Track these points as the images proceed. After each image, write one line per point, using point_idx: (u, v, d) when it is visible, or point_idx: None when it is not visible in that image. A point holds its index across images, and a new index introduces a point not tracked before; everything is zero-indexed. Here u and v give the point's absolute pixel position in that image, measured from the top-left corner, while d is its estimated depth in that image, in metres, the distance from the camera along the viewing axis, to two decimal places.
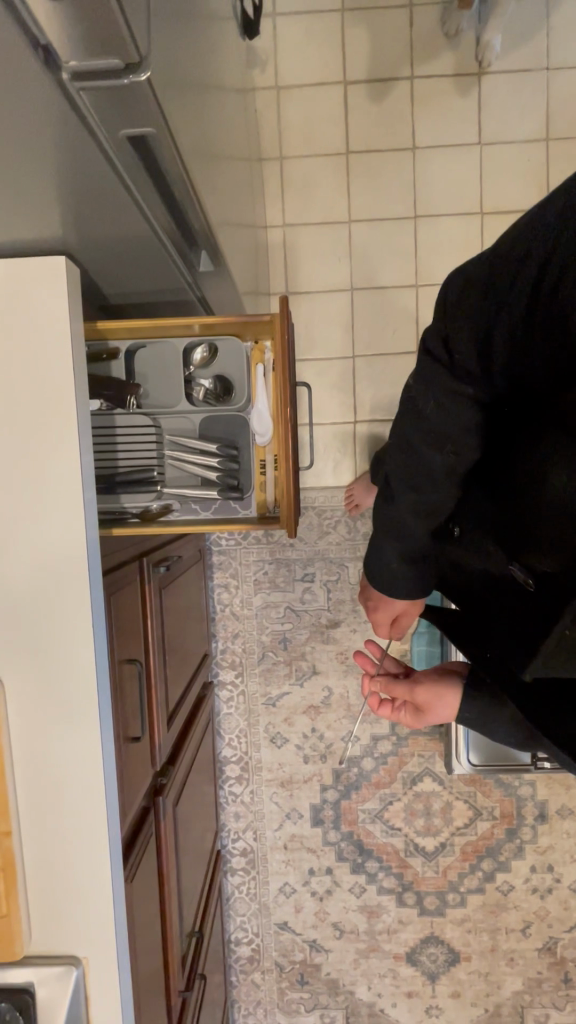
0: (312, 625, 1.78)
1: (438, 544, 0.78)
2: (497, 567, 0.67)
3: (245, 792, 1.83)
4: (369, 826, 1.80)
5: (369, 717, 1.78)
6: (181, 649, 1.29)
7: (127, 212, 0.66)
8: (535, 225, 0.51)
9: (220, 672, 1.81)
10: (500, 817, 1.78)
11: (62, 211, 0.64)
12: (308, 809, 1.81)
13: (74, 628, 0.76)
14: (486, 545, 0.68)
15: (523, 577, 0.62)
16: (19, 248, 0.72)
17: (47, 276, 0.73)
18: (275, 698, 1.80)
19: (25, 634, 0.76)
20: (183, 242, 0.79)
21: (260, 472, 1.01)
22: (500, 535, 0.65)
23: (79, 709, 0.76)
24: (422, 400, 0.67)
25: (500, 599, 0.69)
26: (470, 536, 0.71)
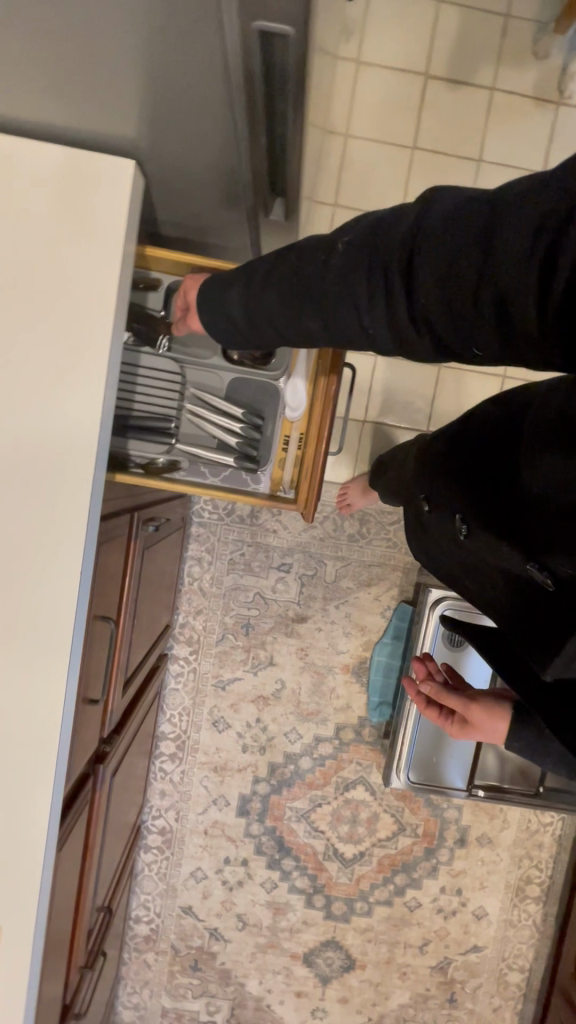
0: (278, 615, 1.74)
1: (449, 541, 0.78)
2: (512, 569, 0.65)
3: (176, 771, 1.78)
4: (293, 824, 1.79)
5: (316, 716, 1.76)
6: (148, 615, 1.22)
7: (218, 123, 0.62)
8: (558, 181, 0.45)
9: (173, 645, 1.74)
10: (422, 835, 1.80)
11: (144, 99, 0.59)
12: (235, 798, 1.78)
13: (61, 556, 0.70)
14: (493, 544, 0.67)
15: (540, 577, 0.59)
16: (84, 135, 0.67)
17: (108, 191, 0.68)
18: (226, 681, 1.75)
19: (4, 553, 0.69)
20: (264, 157, 0.73)
21: (281, 448, 0.96)
22: (513, 540, 0.63)
23: (50, 644, 0.70)
24: (342, 289, 0.59)
25: (514, 600, 0.66)
26: (477, 537, 0.70)
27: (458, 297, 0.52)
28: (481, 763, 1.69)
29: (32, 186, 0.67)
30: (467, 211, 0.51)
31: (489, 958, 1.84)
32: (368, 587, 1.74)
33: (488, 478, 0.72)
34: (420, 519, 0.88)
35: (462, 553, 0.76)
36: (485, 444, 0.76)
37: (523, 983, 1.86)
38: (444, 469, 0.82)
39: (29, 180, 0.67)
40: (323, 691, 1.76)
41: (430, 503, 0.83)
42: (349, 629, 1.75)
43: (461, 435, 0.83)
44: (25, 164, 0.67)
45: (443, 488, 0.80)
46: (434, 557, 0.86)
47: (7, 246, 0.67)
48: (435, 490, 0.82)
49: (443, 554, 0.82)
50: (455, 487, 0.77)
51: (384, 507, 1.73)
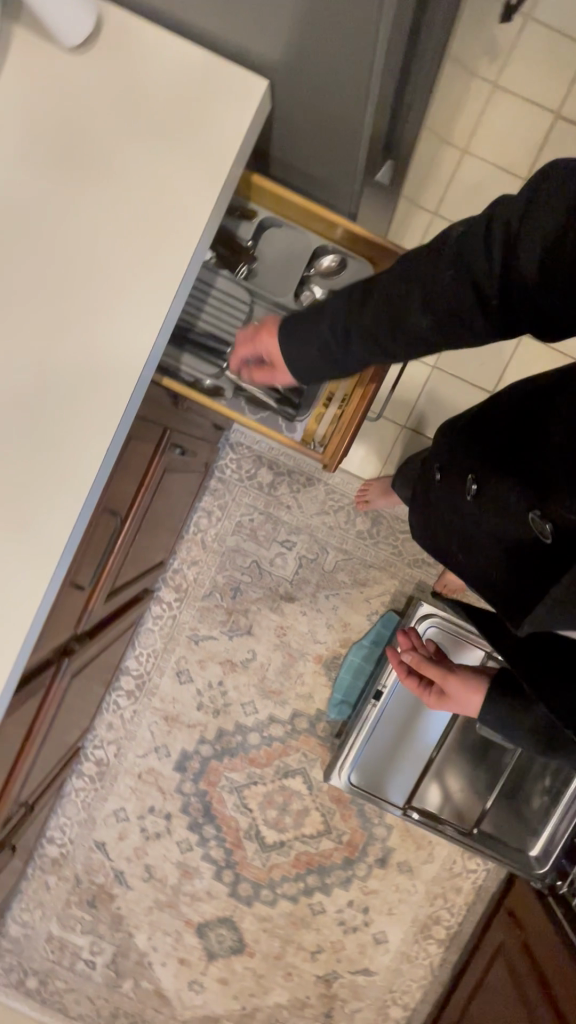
0: (268, 588, 1.75)
1: (457, 505, 0.86)
2: (513, 529, 0.73)
3: (128, 708, 1.79)
4: (224, 794, 1.79)
5: (276, 696, 1.77)
6: (148, 539, 1.25)
7: (357, 56, 0.64)
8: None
9: (161, 587, 1.77)
10: (344, 844, 1.79)
11: (293, 11, 0.61)
12: (176, 752, 1.79)
13: (89, 435, 0.72)
14: (500, 498, 0.76)
15: (541, 525, 0.67)
16: (228, 46, 0.71)
17: (231, 111, 0.71)
18: (200, 637, 1.77)
19: (42, 411, 0.72)
20: (383, 108, 0.75)
21: (322, 402, 1.00)
22: (524, 492, 0.72)
23: (60, 509, 0.72)
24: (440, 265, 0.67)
25: (507, 557, 0.75)
26: (486, 493, 0.78)
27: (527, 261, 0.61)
28: (423, 788, 1.68)
29: (162, 93, 0.71)
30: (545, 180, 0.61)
31: (376, 986, 1.81)
32: (362, 586, 1.74)
33: (502, 446, 0.81)
34: (429, 488, 0.97)
35: (463, 520, 0.84)
36: (502, 421, 0.86)
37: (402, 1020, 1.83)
38: (462, 440, 0.91)
39: (167, 75, 0.71)
40: (289, 674, 1.76)
41: (442, 472, 0.92)
42: (331, 621, 1.75)
43: (479, 414, 0.92)
44: (165, 67, 0.71)
45: (458, 459, 0.88)
46: (436, 529, 0.94)
47: (123, 140, 0.71)
48: (449, 460, 0.91)
49: (447, 523, 0.89)
50: (469, 451, 0.87)
51: (399, 514, 1.74)
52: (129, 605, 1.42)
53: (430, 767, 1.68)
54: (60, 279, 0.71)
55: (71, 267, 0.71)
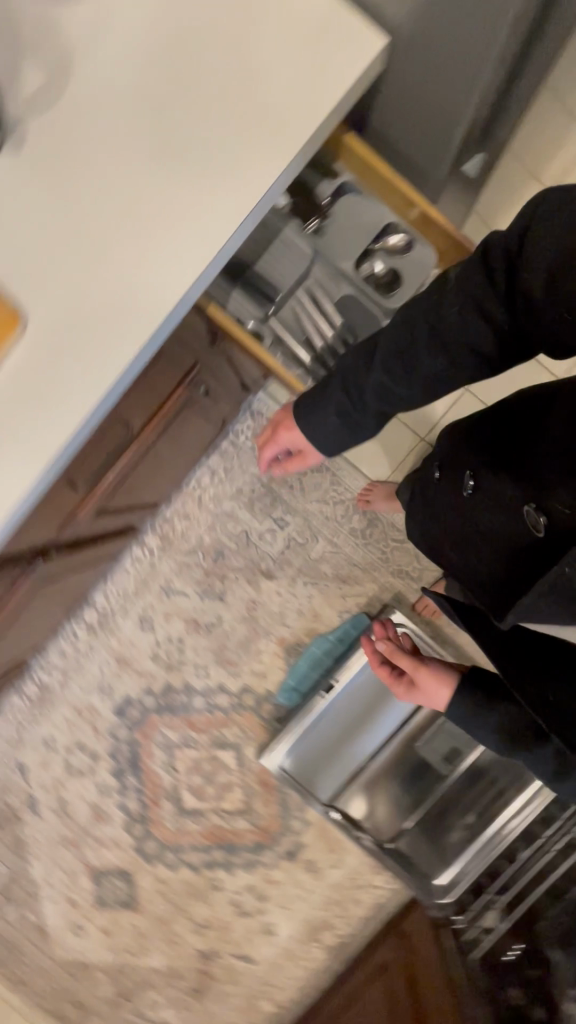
0: (250, 560, 1.75)
1: (451, 501, 0.93)
2: (509, 527, 0.79)
3: (83, 641, 1.79)
4: (155, 749, 1.78)
5: (231, 667, 1.77)
6: (149, 472, 1.25)
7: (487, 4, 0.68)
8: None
9: (147, 532, 1.77)
10: (259, 828, 1.78)
11: None
12: (120, 697, 1.79)
13: (121, 336, 0.70)
14: (498, 496, 0.82)
15: (536, 519, 0.74)
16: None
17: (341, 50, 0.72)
18: (172, 590, 1.77)
19: (86, 284, 0.71)
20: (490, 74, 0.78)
21: None
22: (519, 488, 0.79)
23: (73, 396, 0.70)
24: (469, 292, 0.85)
25: (492, 545, 0.82)
26: (482, 491, 0.85)
27: (534, 287, 0.78)
28: (350, 790, 1.70)
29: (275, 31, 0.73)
30: (538, 204, 0.78)
31: (252, 975, 1.81)
32: (342, 582, 1.75)
33: (500, 446, 0.88)
34: (428, 491, 1.03)
35: (459, 518, 0.89)
36: (501, 421, 0.93)
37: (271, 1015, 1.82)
38: (466, 440, 0.97)
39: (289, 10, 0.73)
40: (248, 649, 1.76)
41: (440, 472, 0.99)
42: (303, 608, 1.75)
43: (481, 414, 0.99)
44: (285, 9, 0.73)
45: (458, 461, 0.95)
46: (430, 526, 1.01)
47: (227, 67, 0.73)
48: (447, 463, 0.98)
49: (439, 518, 0.96)
50: (470, 451, 0.93)
51: (396, 522, 1.74)
52: (115, 534, 1.43)
53: (361, 769, 1.69)
54: (139, 168, 0.72)
55: (146, 173, 0.72)
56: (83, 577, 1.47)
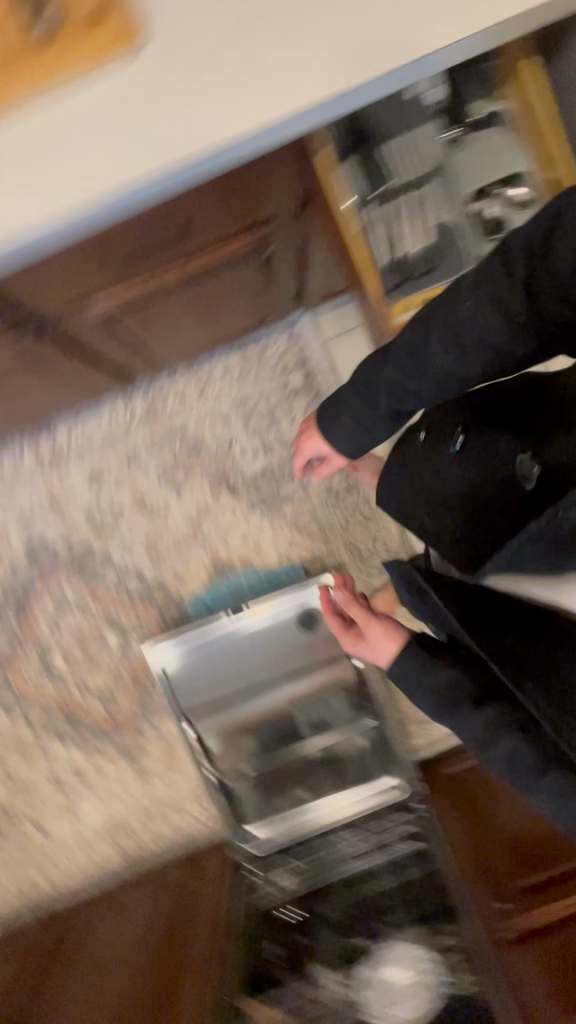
0: (221, 468, 1.70)
1: (437, 466, 0.95)
2: (491, 494, 0.85)
3: (26, 466, 1.71)
4: (46, 600, 1.73)
5: (155, 559, 1.71)
6: (176, 320, 1.18)
7: None
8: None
9: (136, 395, 1.69)
10: (110, 717, 1.75)
11: None
12: (37, 537, 1.72)
13: (246, 104, 0.68)
14: (494, 459, 0.85)
15: (531, 466, 0.78)
16: None
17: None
18: (134, 460, 1.70)
19: (231, 37, 0.68)
20: None
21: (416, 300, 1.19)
22: (515, 443, 0.83)
23: (170, 138, 0.68)
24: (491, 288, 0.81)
25: (473, 502, 0.87)
26: (472, 450, 0.89)
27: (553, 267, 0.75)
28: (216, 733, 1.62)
29: None
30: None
31: (40, 845, 1.79)
32: (296, 531, 1.71)
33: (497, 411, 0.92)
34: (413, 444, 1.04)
35: (441, 475, 0.94)
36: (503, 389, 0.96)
37: (42, 891, 1.81)
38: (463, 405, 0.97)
39: None
40: (179, 550, 1.71)
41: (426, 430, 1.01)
42: (248, 536, 1.71)
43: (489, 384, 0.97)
44: None
45: (448, 421, 0.97)
46: (409, 497, 0.99)
47: None
48: (436, 426, 0.99)
49: (420, 484, 0.97)
50: (462, 413, 0.96)
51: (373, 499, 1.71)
52: (113, 366, 1.35)
53: (233, 717, 1.62)
54: None
55: None
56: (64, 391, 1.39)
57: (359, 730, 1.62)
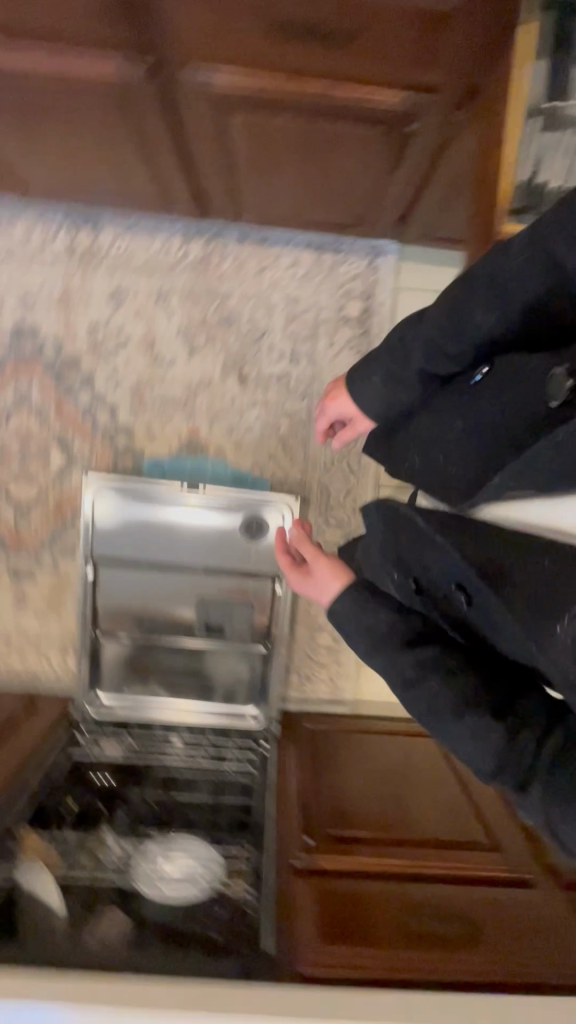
0: (242, 352, 1.61)
1: (452, 405, 0.84)
2: (515, 425, 0.74)
3: (52, 244, 1.55)
4: (8, 389, 1.59)
5: (136, 404, 1.62)
6: (279, 157, 1.10)
7: None
8: None
9: (196, 236, 1.57)
10: (16, 532, 1.66)
11: None
12: (29, 322, 1.58)
13: None
14: (512, 383, 0.76)
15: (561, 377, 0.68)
16: None
17: None
18: (162, 299, 1.59)
19: None
20: None
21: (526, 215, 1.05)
22: (544, 359, 0.73)
23: None
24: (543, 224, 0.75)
25: (492, 434, 0.77)
26: (496, 376, 0.78)
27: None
28: (116, 595, 1.56)
29: None
30: None
31: None
32: (280, 448, 1.64)
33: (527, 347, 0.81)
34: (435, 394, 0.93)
35: (462, 409, 0.82)
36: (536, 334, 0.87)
37: None
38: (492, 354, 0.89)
39: None
40: (161, 408, 1.62)
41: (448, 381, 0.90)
42: (234, 430, 1.63)
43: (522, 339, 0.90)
44: None
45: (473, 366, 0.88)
46: (411, 451, 0.90)
47: None
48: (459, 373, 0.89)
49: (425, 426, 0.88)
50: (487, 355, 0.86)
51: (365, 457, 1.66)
52: (189, 192, 1.34)
53: (137, 585, 1.55)
54: None
55: None
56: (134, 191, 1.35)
57: (247, 654, 1.60)
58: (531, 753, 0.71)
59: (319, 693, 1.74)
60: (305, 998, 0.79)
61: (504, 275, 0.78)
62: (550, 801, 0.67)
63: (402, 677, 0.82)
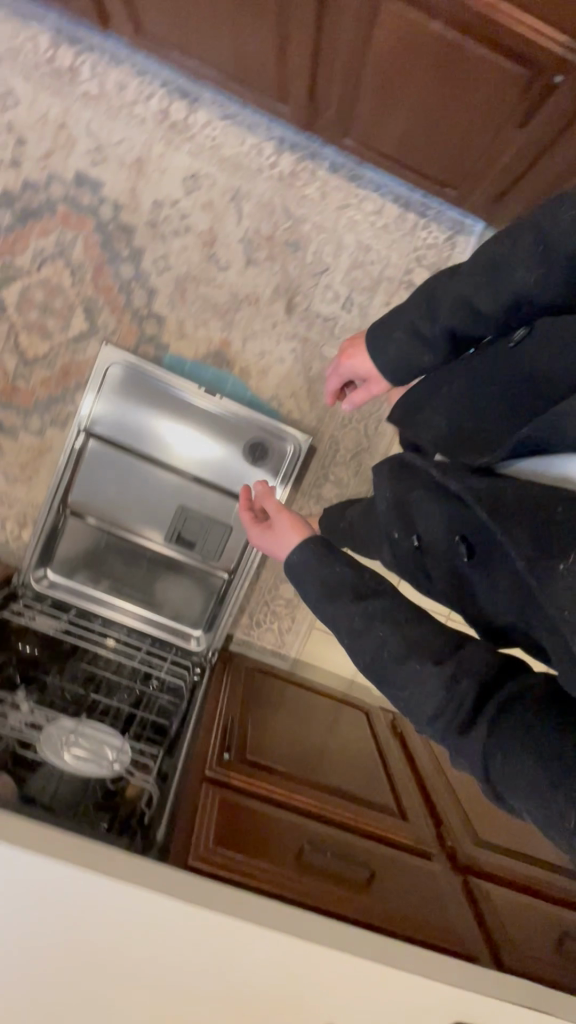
0: (298, 281, 1.56)
1: (485, 365, 0.85)
2: (549, 386, 0.76)
3: (144, 103, 1.46)
4: (51, 235, 1.50)
5: (176, 296, 1.55)
6: (413, 69, 1.11)
7: None
8: None
9: (291, 148, 1.50)
10: (12, 385, 1.56)
11: None
12: (94, 175, 1.49)
13: None
14: (550, 346, 0.76)
15: None
16: None
17: None
18: (237, 199, 1.51)
19: None
20: None
21: None
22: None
23: None
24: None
25: (524, 395, 0.79)
26: (533, 340, 0.79)
27: None
28: (94, 478, 1.46)
29: None
30: None
31: None
32: (305, 389, 1.60)
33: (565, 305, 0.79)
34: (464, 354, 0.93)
35: (495, 372, 0.84)
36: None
37: None
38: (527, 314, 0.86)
39: None
40: (200, 309, 1.55)
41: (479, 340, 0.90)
42: (265, 356, 1.58)
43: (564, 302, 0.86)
44: None
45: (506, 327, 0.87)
46: (437, 411, 0.92)
47: None
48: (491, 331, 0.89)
49: (454, 387, 0.89)
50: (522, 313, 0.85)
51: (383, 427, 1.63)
52: (302, 91, 1.27)
53: (122, 476, 1.47)
54: None
55: None
56: (246, 76, 1.30)
57: (212, 573, 1.54)
58: (456, 705, 0.66)
59: (263, 641, 1.71)
60: (213, 889, 0.75)
61: (551, 232, 0.76)
62: (489, 747, 0.62)
63: (349, 626, 0.81)
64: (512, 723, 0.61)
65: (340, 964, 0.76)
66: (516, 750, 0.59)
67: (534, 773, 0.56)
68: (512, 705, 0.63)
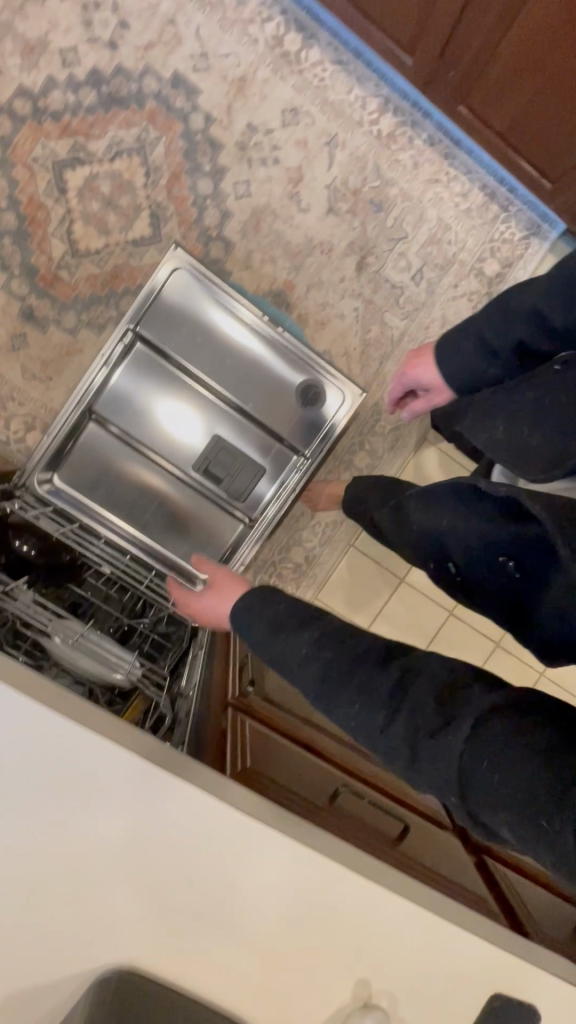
0: (374, 241, 1.53)
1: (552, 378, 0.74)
2: None
3: (260, 23, 1.42)
4: (134, 128, 1.41)
5: (249, 225, 1.48)
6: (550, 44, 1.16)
7: None
8: None
9: (395, 110, 1.50)
10: (54, 273, 1.43)
11: None
12: (192, 80, 1.41)
13: None
14: None
15: None
16: None
17: None
18: (331, 144, 1.48)
19: None
20: None
21: None
22: None
23: None
24: None
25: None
26: None
27: None
28: (131, 390, 1.26)
29: None
30: None
31: None
32: (357, 351, 1.56)
33: None
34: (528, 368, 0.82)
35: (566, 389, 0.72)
36: None
37: None
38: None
39: None
40: (270, 245, 1.49)
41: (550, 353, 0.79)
42: (325, 308, 1.54)
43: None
44: None
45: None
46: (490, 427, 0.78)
47: None
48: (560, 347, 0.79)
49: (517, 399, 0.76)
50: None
51: None
52: (436, 43, 1.26)
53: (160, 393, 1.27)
54: None
55: None
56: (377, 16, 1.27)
57: (230, 515, 1.32)
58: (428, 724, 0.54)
59: None
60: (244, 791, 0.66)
61: None
62: (472, 753, 0.50)
63: (296, 657, 0.67)
64: (501, 727, 0.50)
65: (374, 902, 0.68)
66: (506, 759, 0.48)
67: (532, 790, 0.46)
68: (502, 709, 0.51)
